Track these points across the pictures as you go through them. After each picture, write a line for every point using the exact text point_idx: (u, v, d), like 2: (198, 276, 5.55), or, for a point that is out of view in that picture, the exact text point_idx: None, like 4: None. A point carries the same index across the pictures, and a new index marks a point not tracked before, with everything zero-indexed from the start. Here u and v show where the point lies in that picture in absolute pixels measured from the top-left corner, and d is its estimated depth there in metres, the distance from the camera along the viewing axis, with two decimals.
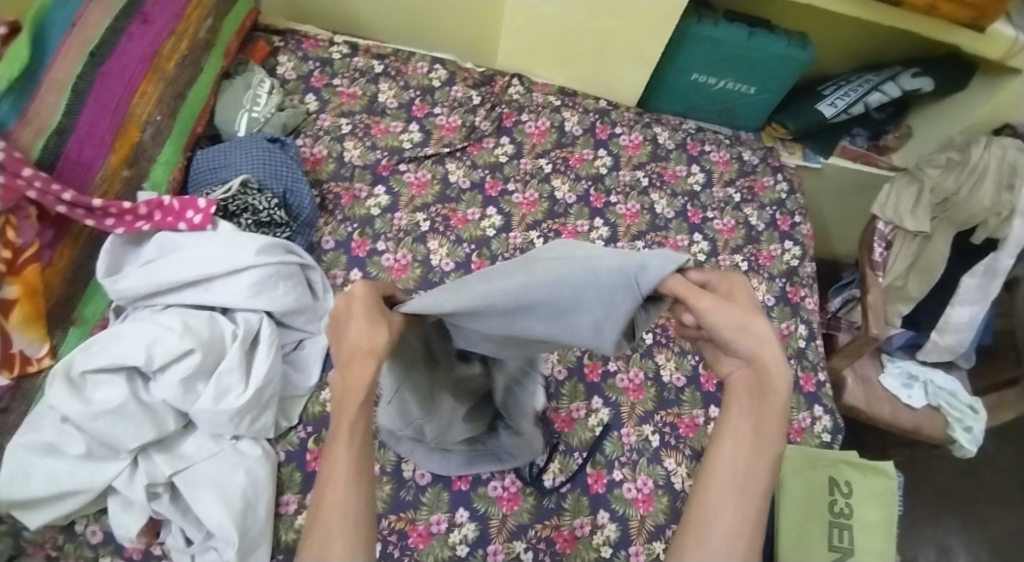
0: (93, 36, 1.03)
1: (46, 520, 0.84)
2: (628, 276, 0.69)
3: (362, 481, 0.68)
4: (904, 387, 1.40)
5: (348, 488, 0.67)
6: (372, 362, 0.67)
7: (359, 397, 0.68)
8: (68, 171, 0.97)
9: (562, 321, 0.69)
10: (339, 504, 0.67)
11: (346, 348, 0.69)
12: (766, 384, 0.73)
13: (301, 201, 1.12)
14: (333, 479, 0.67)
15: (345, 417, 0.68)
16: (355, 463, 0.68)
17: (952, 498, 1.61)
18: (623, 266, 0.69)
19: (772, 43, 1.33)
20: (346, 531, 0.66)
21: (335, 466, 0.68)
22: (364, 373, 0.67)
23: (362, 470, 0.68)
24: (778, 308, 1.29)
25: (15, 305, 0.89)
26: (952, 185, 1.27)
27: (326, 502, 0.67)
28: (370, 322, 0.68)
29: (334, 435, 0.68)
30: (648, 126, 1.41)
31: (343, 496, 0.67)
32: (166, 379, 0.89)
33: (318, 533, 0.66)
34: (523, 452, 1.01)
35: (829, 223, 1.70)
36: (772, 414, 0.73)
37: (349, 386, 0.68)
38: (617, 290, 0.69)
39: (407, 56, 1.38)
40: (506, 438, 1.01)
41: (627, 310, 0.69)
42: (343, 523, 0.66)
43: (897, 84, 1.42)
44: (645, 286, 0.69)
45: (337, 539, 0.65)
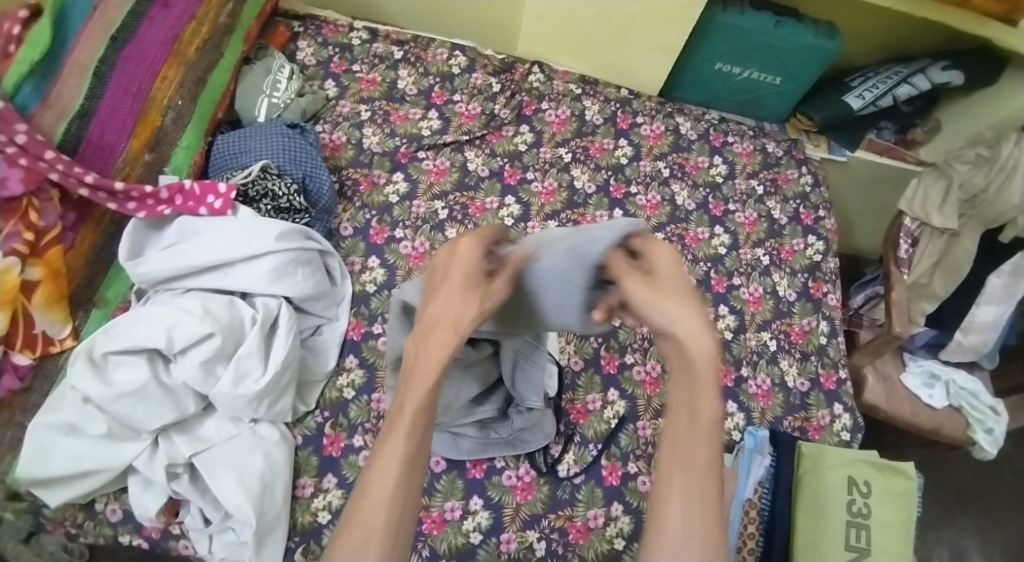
0: (114, 21, 1.04)
1: (67, 498, 0.86)
2: (580, 253, 0.82)
3: (409, 484, 0.77)
4: (925, 387, 1.38)
5: (393, 488, 0.75)
6: (450, 333, 0.80)
7: (422, 395, 0.78)
8: (89, 154, 0.97)
9: (540, 302, 0.87)
10: (380, 506, 0.74)
11: (431, 319, 0.81)
12: (690, 362, 0.80)
13: (320, 187, 1.12)
14: (382, 472, 0.76)
15: (404, 418, 0.78)
16: (407, 460, 0.76)
17: (972, 499, 1.59)
18: (575, 244, 0.83)
19: (798, 33, 1.31)
20: (385, 531, 0.73)
21: (388, 463, 0.76)
22: (440, 347, 0.79)
23: (415, 459, 0.77)
24: (799, 304, 1.27)
25: (38, 286, 0.90)
26: (981, 180, 1.23)
27: (367, 506, 0.74)
28: (458, 289, 0.82)
29: (390, 433, 0.78)
30: (670, 116, 1.39)
31: (387, 497, 0.75)
32: (187, 362, 0.89)
33: (358, 530, 0.72)
34: (534, 436, 1.03)
35: (853, 218, 1.67)
36: (702, 390, 0.80)
37: (424, 365, 0.79)
38: (571, 267, 0.83)
39: (426, 43, 1.36)
40: (515, 422, 1.03)
41: (582, 280, 0.84)
42: (380, 523, 0.73)
43: (927, 76, 1.38)
44: (593, 256, 0.82)
45: (376, 539, 0.72)
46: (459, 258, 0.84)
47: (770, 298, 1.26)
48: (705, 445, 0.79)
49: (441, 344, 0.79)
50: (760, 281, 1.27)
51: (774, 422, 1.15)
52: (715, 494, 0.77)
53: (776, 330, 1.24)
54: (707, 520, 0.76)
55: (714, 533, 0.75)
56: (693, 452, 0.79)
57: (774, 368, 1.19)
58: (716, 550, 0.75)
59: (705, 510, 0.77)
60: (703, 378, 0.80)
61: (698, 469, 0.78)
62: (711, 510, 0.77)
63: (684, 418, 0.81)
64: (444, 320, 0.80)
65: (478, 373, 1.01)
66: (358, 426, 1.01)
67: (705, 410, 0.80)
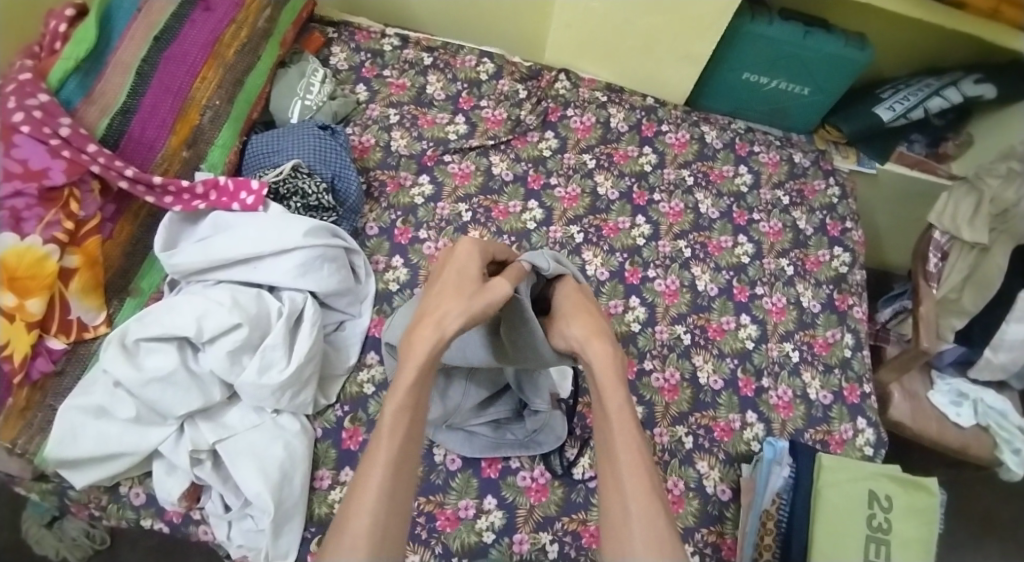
0: (157, 23, 1.08)
1: (93, 479, 0.89)
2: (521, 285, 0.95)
3: (397, 488, 0.72)
4: (952, 404, 1.35)
5: (379, 491, 0.71)
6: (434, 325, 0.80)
7: (400, 400, 0.76)
8: (130, 149, 1.01)
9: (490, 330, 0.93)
10: (367, 504, 0.70)
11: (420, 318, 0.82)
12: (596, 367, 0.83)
13: (348, 187, 1.14)
14: (366, 476, 0.72)
15: (385, 418, 0.75)
16: (392, 466, 0.72)
17: (1001, 525, 1.54)
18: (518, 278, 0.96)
19: (828, 43, 1.30)
20: (373, 532, 0.69)
21: (371, 472, 0.72)
22: (422, 343, 0.78)
23: (401, 466, 0.73)
24: (823, 315, 1.26)
25: (75, 274, 0.94)
26: (1011, 196, 1.21)
27: (353, 511, 0.70)
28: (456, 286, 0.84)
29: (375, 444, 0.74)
30: (696, 125, 1.40)
31: (373, 498, 0.70)
32: (215, 350, 0.92)
33: (350, 528, 0.69)
34: (549, 436, 1.04)
35: (882, 232, 1.64)
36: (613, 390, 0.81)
37: (405, 363, 0.78)
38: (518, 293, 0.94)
39: (456, 49, 1.39)
40: (528, 425, 1.03)
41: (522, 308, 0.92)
42: (369, 527, 0.69)
43: (959, 89, 1.37)
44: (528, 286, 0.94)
45: (365, 536, 0.68)
46: (456, 260, 0.87)
47: (793, 308, 1.25)
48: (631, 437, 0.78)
49: (420, 340, 0.79)
50: (784, 291, 1.26)
51: (794, 433, 1.14)
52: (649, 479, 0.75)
53: (799, 340, 1.22)
54: (646, 503, 0.73)
55: (656, 520, 0.72)
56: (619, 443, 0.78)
57: (795, 380, 1.18)
58: (660, 535, 0.71)
59: (642, 500, 0.73)
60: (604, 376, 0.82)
61: (626, 463, 0.76)
62: (648, 500, 0.74)
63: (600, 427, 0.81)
64: (434, 313, 0.81)
65: (484, 377, 1.01)
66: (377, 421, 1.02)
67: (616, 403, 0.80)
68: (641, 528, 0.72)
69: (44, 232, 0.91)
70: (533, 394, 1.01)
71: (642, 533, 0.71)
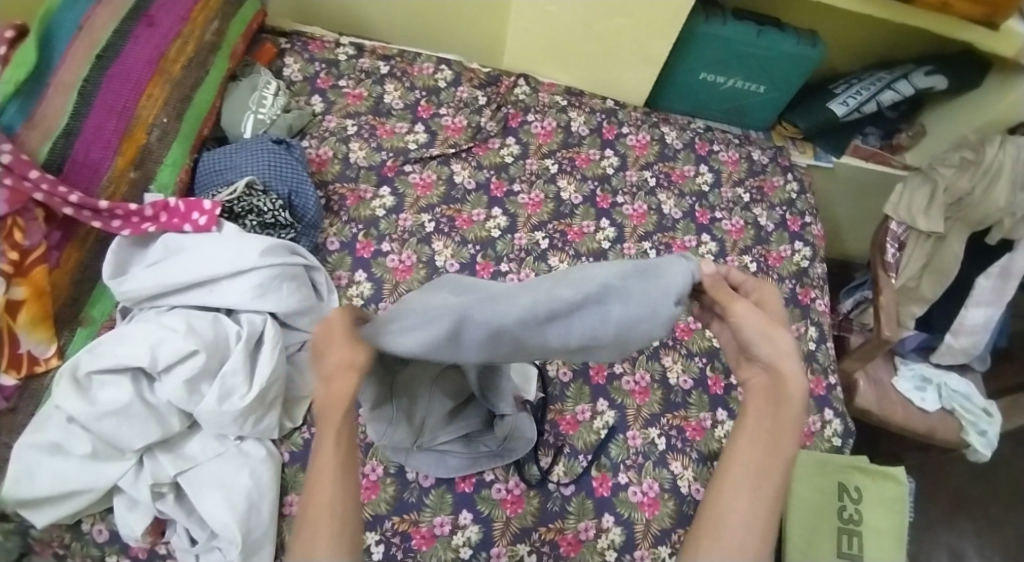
0: (99, 39, 1.04)
1: (51, 520, 0.85)
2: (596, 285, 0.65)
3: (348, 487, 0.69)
4: (916, 390, 1.38)
5: (333, 495, 0.67)
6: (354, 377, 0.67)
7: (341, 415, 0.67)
8: (75, 173, 0.97)
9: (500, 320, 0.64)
10: (321, 513, 0.67)
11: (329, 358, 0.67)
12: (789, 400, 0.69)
13: (306, 203, 1.12)
14: (322, 484, 0.68)
15: (327, 431, 0.68)
16: (340, 468, 0.68)
17: (966, 505, 1.58)
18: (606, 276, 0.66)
19: (781, 41, 1.32)
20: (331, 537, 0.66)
21: (322, 477, 0.67)
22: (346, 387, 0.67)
23: (349, 469, 0.69)
24: (788, 310, 1.27)
25: (23, 306, 0.90)
26: (965, 185, 1.23)
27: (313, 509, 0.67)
28: (350, 343, 0.67)
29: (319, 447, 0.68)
30: (656, 125, 1.40)
31: (328, 503, 0.67)
32: (171, 380, 0.89)
33: (304, 535, 0.66)
34: (522, 443, 1.02)
35: (841, 224, 1.67)
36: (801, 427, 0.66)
37: (329, 400, 0.67)
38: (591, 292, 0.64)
39: (413, 57, 1.37)
40: (499, 432, 0.99)
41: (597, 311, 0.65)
42: (329, 528, 0.66)
43: (911, 81, 1.40)
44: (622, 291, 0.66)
45: (321, 542, 0.66)
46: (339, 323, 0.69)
47: None
48: None
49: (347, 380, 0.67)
50: None
51: None
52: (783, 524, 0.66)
53: None
54: None
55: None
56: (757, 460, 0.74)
57: None
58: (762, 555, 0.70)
59: None
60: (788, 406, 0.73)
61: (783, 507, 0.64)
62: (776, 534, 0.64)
63: None
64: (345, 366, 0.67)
65: (448, 390, 0.92)
66: None
67: None
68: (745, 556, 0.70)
69: None
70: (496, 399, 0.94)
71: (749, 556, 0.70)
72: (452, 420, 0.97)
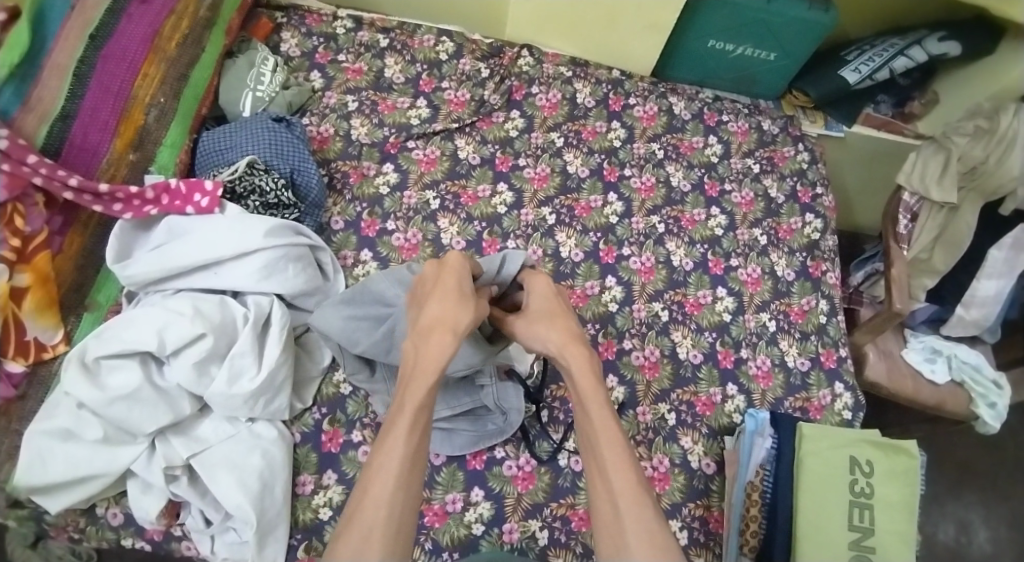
0: (93, 19, 1.01)
1: (66, 504, 0.85)
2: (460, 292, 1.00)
3: (409, 484, 0.72)
4: (926, 361, 1.37)
5: (394, 489, 0.71)
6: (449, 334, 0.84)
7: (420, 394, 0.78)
8: (73, 156, 0.95)
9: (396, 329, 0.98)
10: (381, 506, 0.70)
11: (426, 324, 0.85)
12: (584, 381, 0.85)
13: (309, 181, 1.10)
14: (381, 471, 0.72)
15: (402, 417, 0.76)
16: (405, 462, 0.73)
17: (974, 473, 1.59)
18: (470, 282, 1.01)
19: (792, 6, 1.29)
20: (386, 532, 0.68)
21: (384, 468, 0.72)
22: (440, 346, 0.82)
23: (412, 466, 0.73)
24: (798, 283, 1.26)
25: (27, 293, 0.89)
26: (980, 153, 1.21)
27: (367, 502, 0.70)
28: (451, 298, 0.87)
29: (387, 442, 0.74)
30: (663, 96, 1.37)
31: (387, 496, 0.70)
32: (180, 363, 0.89)
33: (359, 527, 0.68)
34: (512, 413, 1.03)
35: (852, 195, 1.65)
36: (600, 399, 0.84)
37: (425, 369, 0.80)
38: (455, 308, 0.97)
39: (413, 29, 1.34)
40: (488, 405, 1.03)
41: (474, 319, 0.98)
42: (383, 523, 0.69)
43: (924, 47, 1.36)
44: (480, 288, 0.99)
45: (377, 536, 0.68)
46: (453, 271, 0.90)
47: (768, 278, 1.25)
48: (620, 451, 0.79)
49: (441, 345, 0.82)
50: (758, 261, 1.26)
51: (774, 403, 1.14)
52: (641, 486, 0.76)
53: (776, 310, 1.22)
54: (634, 500, 0.75)
55: (645, 516, 0.74)
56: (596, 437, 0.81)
57: (774, 349, 1.18)
58: (656, 534, 0.72)
59: (629, 498, 0.75)
60: (583, 381, 0.85)
61: (614, 465, 0.78)
62: (634, 493, 0.75)
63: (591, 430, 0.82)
64: (448, 321, 0.85)
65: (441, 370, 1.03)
66: (356, 421, 1.00)
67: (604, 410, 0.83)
68: (636, 530, 0.72)
69: None
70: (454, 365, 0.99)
71: (637, 530, 0.72)
72: (449, 393, 1.03)
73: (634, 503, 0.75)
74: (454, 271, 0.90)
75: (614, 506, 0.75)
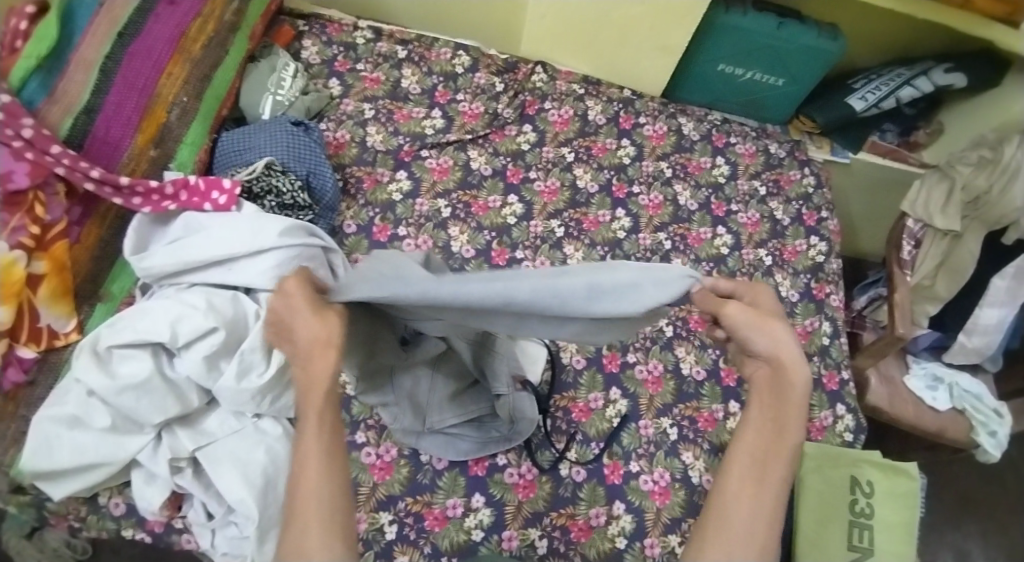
0: (121, 17, 1.04)
1: (71, 491, 0.86)
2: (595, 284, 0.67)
3: (337, 473, 0.64)
4: (928, 388, 1.38)
5: (322, 479, 0.62)
6: (333, 351, 0.64)
7: (319, 395, 0.64)
8: (95, 149, 0.98)
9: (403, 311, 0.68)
10: (313, 495, 0.61)
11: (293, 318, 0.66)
12: (785, 382, 0.71)
13: (324, 184, 1.12)
14: (306, 471, 0.62)
15: (310, 413, 0.63)
16: (328, 452, 0.63)
17: (973, 504, 1.58)
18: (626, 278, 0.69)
19: (802, 34, 1.32)
20: (324, 526, 0.60)
21: (307, 463, 0.63)
22: (327, 366, 0.64)
23: (337, 454, 0.64)
24: (802, 304, 1.27)
25: (43, 280, 0.91)
26: (983, 183, 1.23)
27: (298, 503, 0.62)
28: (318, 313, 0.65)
29: (302, 433, 0.64)
30: (673, 116, 1.40)
31: (319, 488, 0.62)
32: (190, 356, 0.90)
33: (297, 529, 0.61)
34: (524, 422, 1.02)
35: (857, 220, 1.67)
36: (793, 407, 0.71)
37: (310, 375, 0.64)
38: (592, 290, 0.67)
39: (430, 42, 1.37)
40: (500, 415, 0.99)
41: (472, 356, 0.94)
42: (320, 518, 0.61)
43: (930, 78, 1.39)
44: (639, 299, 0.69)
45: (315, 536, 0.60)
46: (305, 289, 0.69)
47: (772, 298, 1.26)
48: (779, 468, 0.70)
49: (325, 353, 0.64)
50: (763, 281, 1.27)
51: None
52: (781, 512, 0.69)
53: None
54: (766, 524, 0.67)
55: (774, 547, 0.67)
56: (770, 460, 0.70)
57: None
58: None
59: (765, 519, 0.68)
60: (791, 391, 0.71)
61: (775, 481, 0.69)
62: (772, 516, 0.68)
63: (766, 428, 0.72)
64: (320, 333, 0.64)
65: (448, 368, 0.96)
66: (360, 422, 1.02)
67: (792, 430, 0.71)
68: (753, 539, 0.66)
69: (9, 237, 0.87)
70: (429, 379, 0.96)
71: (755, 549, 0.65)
72: (457, 401, 0.98)
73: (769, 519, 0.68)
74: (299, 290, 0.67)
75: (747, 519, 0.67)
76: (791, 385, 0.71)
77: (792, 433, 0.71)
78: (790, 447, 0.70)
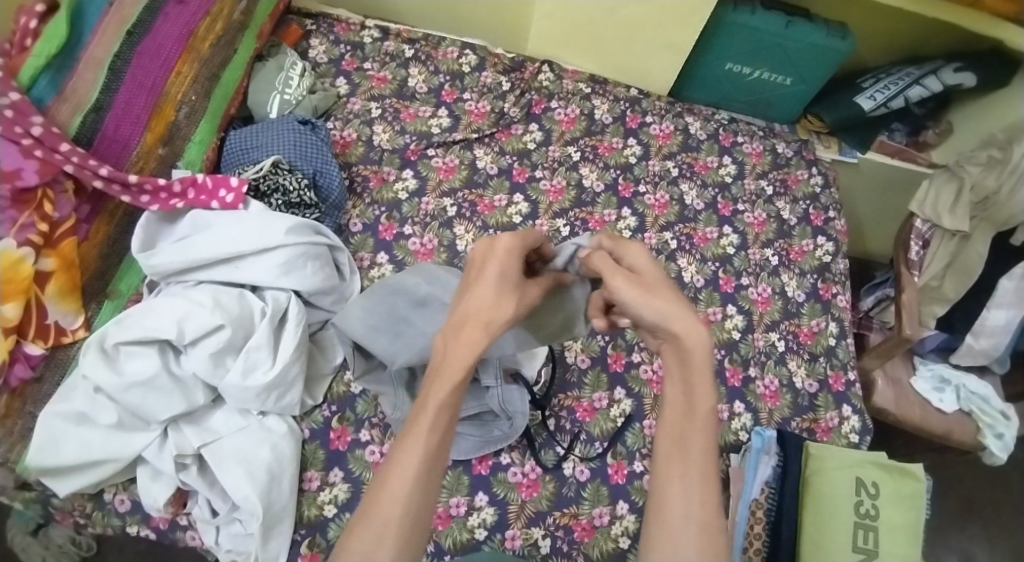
0: (130, 16, 1.05)
1: (76, 487, 0.86)
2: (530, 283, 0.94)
3: (430, 480, 0.67)
4: (935, 390, 1.37)
5: (412, 483, 0.65)
6: (482, 329, 0.71)
7: (441, 393, 0.68)
8: (104, 147, 0.98)
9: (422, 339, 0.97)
10: (399, 496, 0.65)
11: (461, 315, 0.72)
12: (686, 356, 0.72)
13: (331, 183, 1.12)
14: (398, 471, 0.66)
15: (427, 411, 0.68)
16: (429, 455, 0.67)
17: (981, 507, 1.57)
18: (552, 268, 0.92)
19: (811, 33, 1.31)
20: (401, 531, 0.64)
21: (406, 461, 0.66)
22: (473, 342, 0.70)
23: (435, 459, 0.67)
24: (808, 305, 1.26)
25: (51, 277, 0.91)
26: (992, 183, 1.23)
27: (382, 500, 0.65)
28: (496, 292, 0.73)
29: (410, 436, 0.67)
30: (680, 115, 1.39)
31: (404, 490, 0.65)
32: (197, 353, 0.90)
33: (374, 524, 0.64)
34: (516, 415, 1.02)
35: (864, 221, 1.66)
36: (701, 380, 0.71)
37: (446, 364, 0.69)
38: None
39: (437, 41, 1.37)
40: (493, 409, 1.02)
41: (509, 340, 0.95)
42: (399, 518, 0.64)
43: (939, 78, 1.38)
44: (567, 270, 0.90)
45: (392, 531, 0.63)
46: (496, 259, 0.75)
47: (778, 298, 1.25)
48: (703, 441, 0.70)
49: (472, 343, 0.70)
50: (769, 281, 1.27)
51: (781, 423, 1.14)
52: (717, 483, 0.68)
53: (785, 330, 1.23)
54: (706, 508, 0.67)
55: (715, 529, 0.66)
56: (687, 434, 0.70)
57: (782, 369, 1.19)
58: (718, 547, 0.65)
59: (701, 504, 0.67)
60: (698, 366, 0.71)
61: (698, 461, 0.69)
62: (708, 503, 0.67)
63: (678, 410, 0.72)
64: (479, 316, 0.71)
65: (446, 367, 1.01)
66: (365, 420, 1.01)
67: (702, 400, 0.71)
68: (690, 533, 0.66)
69: (18, 235, 0.88)
70: (388, 357, 0.97)
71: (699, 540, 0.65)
72: None
73: (701, 503, 0.67)
74: (494, 260, 0.75)
75: (682, 508, 0.67)
76: (691, 353, 0.71)
77: (701, 404, 0.71)
78: (701, 419, 0.70)
